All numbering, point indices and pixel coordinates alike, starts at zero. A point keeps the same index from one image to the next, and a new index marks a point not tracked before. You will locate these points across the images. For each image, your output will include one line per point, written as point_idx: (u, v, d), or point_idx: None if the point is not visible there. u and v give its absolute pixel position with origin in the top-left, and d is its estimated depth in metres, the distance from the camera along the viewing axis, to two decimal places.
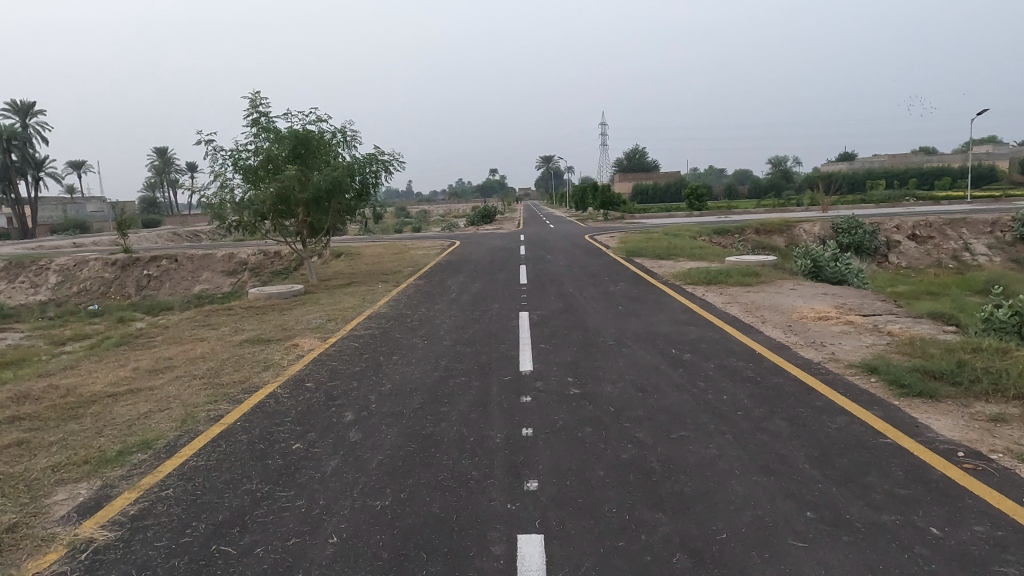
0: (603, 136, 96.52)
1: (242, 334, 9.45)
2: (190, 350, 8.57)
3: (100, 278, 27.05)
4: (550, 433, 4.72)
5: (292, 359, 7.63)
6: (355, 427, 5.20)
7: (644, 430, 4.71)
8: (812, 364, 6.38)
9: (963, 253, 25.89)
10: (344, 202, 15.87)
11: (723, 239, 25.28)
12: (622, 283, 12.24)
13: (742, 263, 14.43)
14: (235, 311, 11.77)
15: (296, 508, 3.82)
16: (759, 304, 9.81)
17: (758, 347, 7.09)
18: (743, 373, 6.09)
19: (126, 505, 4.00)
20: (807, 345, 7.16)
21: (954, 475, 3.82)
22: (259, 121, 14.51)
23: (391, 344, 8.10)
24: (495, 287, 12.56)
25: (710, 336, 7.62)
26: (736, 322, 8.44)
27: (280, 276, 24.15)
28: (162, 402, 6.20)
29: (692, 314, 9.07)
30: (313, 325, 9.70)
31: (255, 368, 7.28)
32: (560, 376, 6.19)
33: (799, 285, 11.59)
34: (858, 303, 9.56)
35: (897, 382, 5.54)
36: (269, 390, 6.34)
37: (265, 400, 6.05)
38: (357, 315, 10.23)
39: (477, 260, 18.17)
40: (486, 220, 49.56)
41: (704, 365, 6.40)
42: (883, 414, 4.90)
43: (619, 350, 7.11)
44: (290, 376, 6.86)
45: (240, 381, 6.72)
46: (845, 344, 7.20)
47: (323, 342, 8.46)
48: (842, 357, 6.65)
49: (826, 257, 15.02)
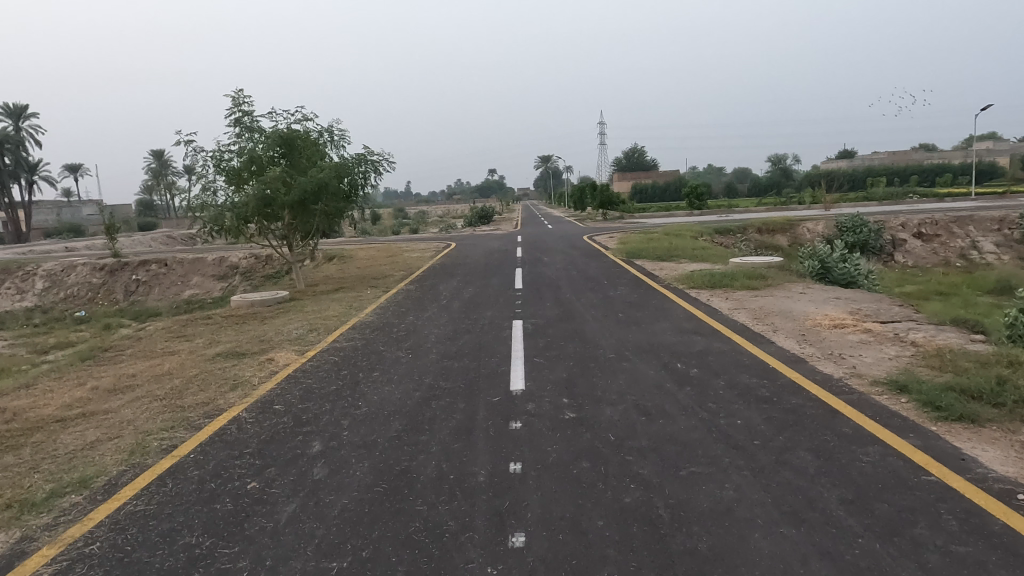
0: (602, 135, 95.98)
1: (217, 347, 8.85)
2: (159, 365, 7.96)
3: (88, 283, 26.46)
4: (541, 470, 4.13)
5: (265, 376, 7.02)
6: (322, 460, 4.60)
7: (649, 465, 4.11)
8: (833, 381, 5.78)
9: (971, 251, 25.34)
10: (333, 204, 15.24)
11: (725, 239, 24.72)
12: (622, 288, 11.64)
13: (747, 265, 13.82)
14: (213, 320, 11.14)
15: (238, 571, 3.22)
16: (768, 310, 9.21)
17: (771, 360, 6.49)
18: (757, 392, 5.48)
19: (40, 566, 3.41)
20: (824, 358, 6.57)
21: (1018, 525, 3.22)
22: (241, 121, 13.96)
23: (373, 358, 7.49)
24: (489, 293, 11.96)
25: (718, 348, 7.01)
26: (746, 332, 7.83)
27: (271, 280, 23.53)
28: (113, 429, 5.59)
29: (697, 322, 8.47)
30: (293, 336, 9.10)
31: (222, 387, 6.68)
32: (553, 396, 5.59)
33: (809, 289, 10.96)
34: (873, 309, 8.98)
35: (931, 404, 4.94)
36: (232, 415, 5.72)
37: (226, 426, 5.45)
38: (341, 326, 9.62)
39: (473, 264, 17.53)
40: (484, 222, 48.89)
41: (713, 382, 5.79)
42: (921, 443, 4.29)
43: (620, 365, 6.52)
44: (259, 396, 6.26)
45: (203, 404, 6.11)
46: (865, 356, 6.61)
47: (300, 356, 7.86)
48: (864, 371, 6.06)
49: (833, 258, 14.44)
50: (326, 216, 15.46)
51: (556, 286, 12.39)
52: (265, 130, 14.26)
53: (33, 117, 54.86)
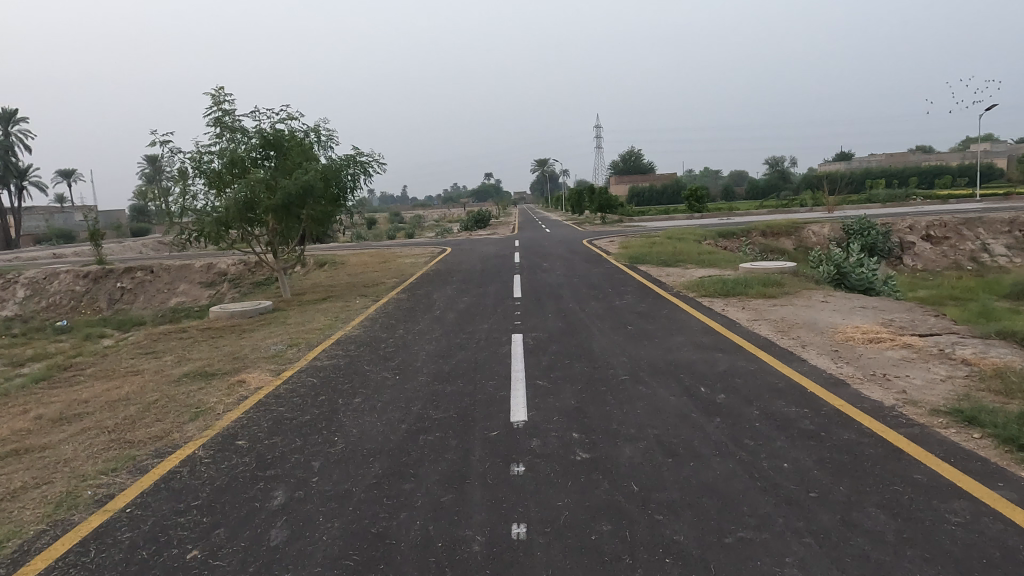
0: (598, 139, 95.36)
1: (184, 366, 8.00)
2: (117, 389, 7.09)
3: (71, 291, 25.61)
4: (551, 534, 3.32)
5: (231, 403, 6.17)
6: (283, 517, 3.79)
7: (685, 528, 3.31)
8: (885, 409, 5.00)
9: (981, 255, 24.65)
10: (320, 208, 14.41)
11: (728, 242, 24.01)
12: (629, 296, 10.87)
13: (759, 271, 13.05)
14: (187, 334, 10.29)
15: None
16: (791, 321, 8.41)
17: (808, 383, 5.70)
18: (801, 424, 4.68)
19: None
20: (867, 380, 5.76)
21: None
22: (221, 120, 13.15)
23: (355, 380, 6.67)
24: (485, 302, 11.16)
25: (744, 368, 6.20)
26: (773, 348, 7.04)
27: (260, 287, 22.70)
28: (43, 473, 4.74)
29: (715, 336, 7.66)
30: (270, 353, 8.26)
31: (181, 417, 5.84)
32: (562, 430, 4.79)
33: (830, 297, 10.17)
34: (906, 319, 8.19)
35: (1013, 443, 4.14)
36: (186, 454, 4.89)
37: (177, 468, 4.63)
38: (324, 340, 8.78)
39: (469, 270, 16.73)
40: (480, 225, 48.11)
41: (746, 412, 5.00)
42: (1016, 496, 3.49)
43: (635, 388, 5.72)
44: (221, 429, 5.43)
45: (155, 439, 5.27)
46: (913, 377, 5.80)
47: (274, 377, 7.03)
48: (918, 396, 5.27)
49: (849, 263, 13.70)
50: (313, 220, 14.61)
51: (557, 294, 11.60)
52: (248, 130, 13.46)
53: (22, 122, 54.15)
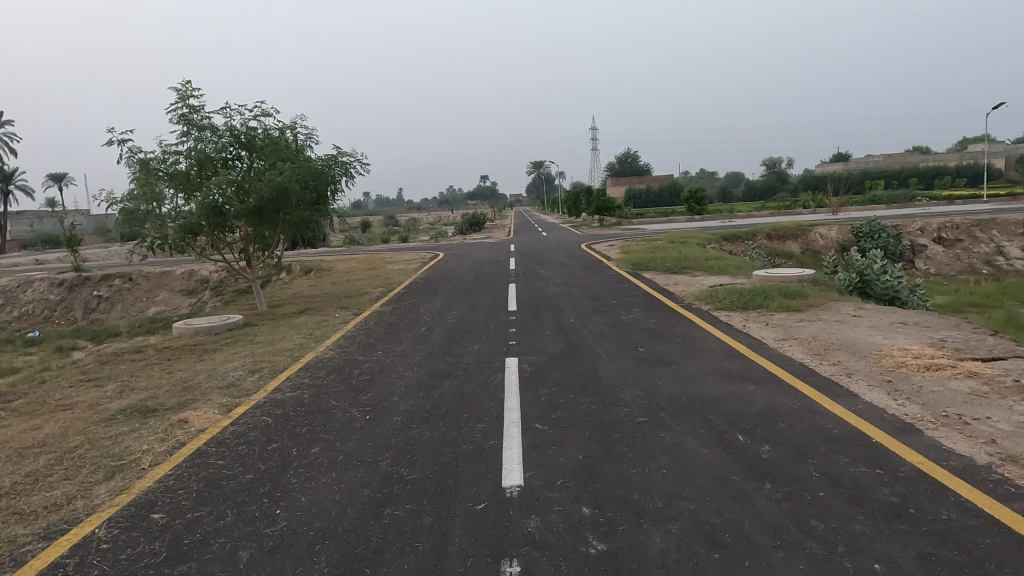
0: (593, 141, 94.57)
1: (123, 398, 6.86)
2: (33, 432, 5.91)
3: (45, 300, 24.42)
4: None
5: (161, 454, 5.04)
6: None
7: None
8: (982, 469, 3.91)
9: (996, 258, 23.67)
10: (298, 212, 13.30)
11: (733, 246, 22.97)
12: (635, 310, 9.80)
13: (776, 279, 11.99)
14: (141, 355, 9.15)
15: None
16: (826, 341, 7.32)
17: (870, 429, 4.61)
18: (880, 496, 3.59)
19: None
20: (942, 425, 4.66)
21: None
22: (187, 116, 12.07)
23: (316, 421, 5.53)
24: (476, 317, 10.07)
25: (787, 408, 5.10)
26: (814, 377, 5.94)
27: (243, 295, 21.56)
28: None
29: (742, 361, 6.58)
30: (225, 382, 7.12)
31: (94, 474, 4.71)
32: (569, 502, 3.69)
33: (862, 310, 9.09)
34: (959, 339, 7.11)
35: None
36: (82, 536, 3.77)
37: (64, 560, 3.50)
38: (291, 365, 7.66)
39: (460, 278, 15.60)
40: (476, 229, 47.05)
41: (802, 475, 3.90)
42: None
43: (657, 436, 4.63)
44: (140, 493, 4.31)
45: (51, 509, 4.15)
46: (998, 421, 4.71)
47: (222, 416, 5.91)
48: (1015, 450, 4.17)
49: (873, 270, 12.64)
50: (290, 225, 13.46)
51: (556, 307, 10.52)
52: (217, 127, 12.37)
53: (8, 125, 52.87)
